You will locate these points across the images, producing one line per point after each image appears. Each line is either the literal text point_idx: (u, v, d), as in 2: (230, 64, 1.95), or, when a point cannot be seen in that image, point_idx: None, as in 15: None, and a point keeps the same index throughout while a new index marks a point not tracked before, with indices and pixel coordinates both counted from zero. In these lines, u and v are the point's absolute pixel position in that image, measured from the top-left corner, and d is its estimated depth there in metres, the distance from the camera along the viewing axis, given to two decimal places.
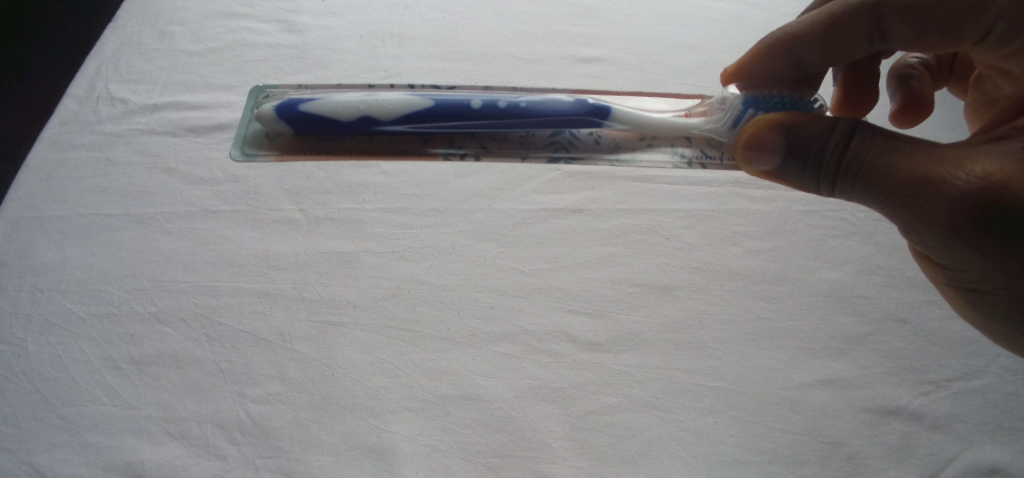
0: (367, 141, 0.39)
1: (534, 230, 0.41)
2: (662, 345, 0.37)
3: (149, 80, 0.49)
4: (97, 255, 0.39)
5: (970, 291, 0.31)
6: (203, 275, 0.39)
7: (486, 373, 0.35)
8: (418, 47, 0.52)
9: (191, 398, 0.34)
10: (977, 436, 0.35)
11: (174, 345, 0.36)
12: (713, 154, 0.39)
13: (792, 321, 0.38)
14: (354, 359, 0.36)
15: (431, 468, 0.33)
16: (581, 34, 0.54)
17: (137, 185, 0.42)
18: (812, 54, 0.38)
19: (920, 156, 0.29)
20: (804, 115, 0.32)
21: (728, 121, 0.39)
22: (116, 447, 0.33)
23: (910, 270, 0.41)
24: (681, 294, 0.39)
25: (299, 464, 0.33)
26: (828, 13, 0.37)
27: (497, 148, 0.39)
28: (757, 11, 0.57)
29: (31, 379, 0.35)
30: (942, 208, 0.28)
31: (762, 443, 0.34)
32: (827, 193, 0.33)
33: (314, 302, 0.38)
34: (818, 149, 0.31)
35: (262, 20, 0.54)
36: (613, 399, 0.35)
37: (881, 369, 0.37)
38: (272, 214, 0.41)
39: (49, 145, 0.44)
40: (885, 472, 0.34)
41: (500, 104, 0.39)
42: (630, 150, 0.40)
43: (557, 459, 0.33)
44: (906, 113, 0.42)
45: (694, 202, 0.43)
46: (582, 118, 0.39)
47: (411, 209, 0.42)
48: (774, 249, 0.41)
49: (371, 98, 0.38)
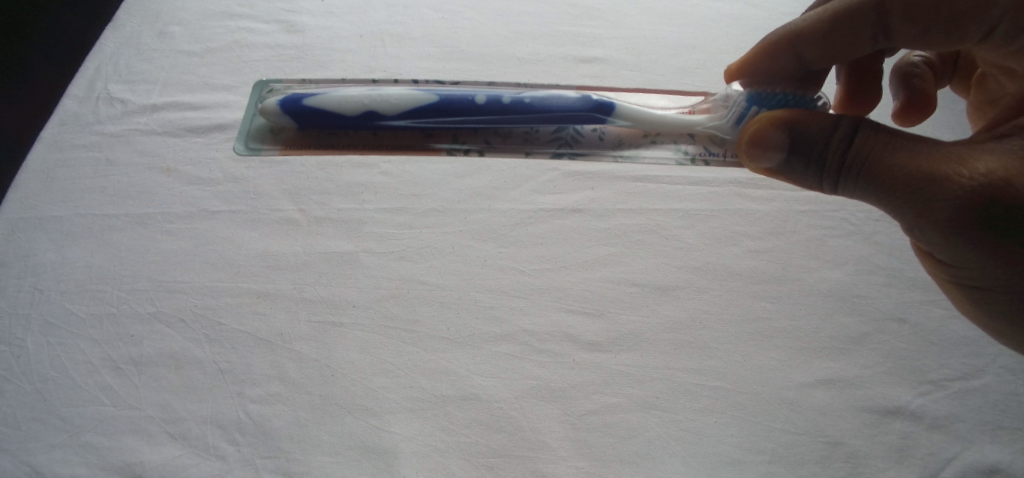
0: (371, 136, 0.40)
1: (534, 230, 0.41)
2: (663, 345, 0.37)
3: (149, 80, 0.49)
4: (97, 256, 0.39)
5: (972, 289, 0.31)
6: (202, 275, 0.39)
7: (486, 373, 0.35)
8: (417, 47, 0.52)
9: (191, 399, 0.34)
10: (976, 436, 0.35)
11: (174, 345, 0.36)
12: (716, 151, 0.39)
13: (791, 321, 0.38)
14: (354, 359, 0.36)
15: (431, 468, 0.33)
16: (581, 34, 0.54)
17: (136, 186, 0.42)
18: (816, 51, 0.38)
19: (923, 153, 0.29)
20: (807, 113, 0.32)
21: (732, 117, 0.39)
22: (116, 447, 0.33)
23: (910, 269, 0.41)
24: (681, 294, 0.39)
25: (299, 465, 0.33)
26: (833, 11, 0.36)
27: (502, 144, 0.40)
28: (757, 11, 0.57)
29: (31, 379, 0.35)
30: (944, 206, 0.28)
31: (762, 443, 0.34)
32: (830, 191, 0.33)
33: (314, 302, 0.38)
34: (822, 146, 0.31)
35: (262, 20, 0.54)
36: (613, 398, 0.35)
37: (881, 369, 0.37)
38: (272, 214, 0.41)
39: (49, 146, 0.44)
40: (885, 472, 0.34)
41: (504, 100, 0.38)
42: (634, 146, 0.40)
43: (557, 459, 0.33)
44: (907, 112, 0.42)
45: (694, 202, 0.43)
46: (586, 114, 0.39)
47: (411, 209, 0.42)
48: (774, 249, 0.41)
49: (376, 92, 0.38)
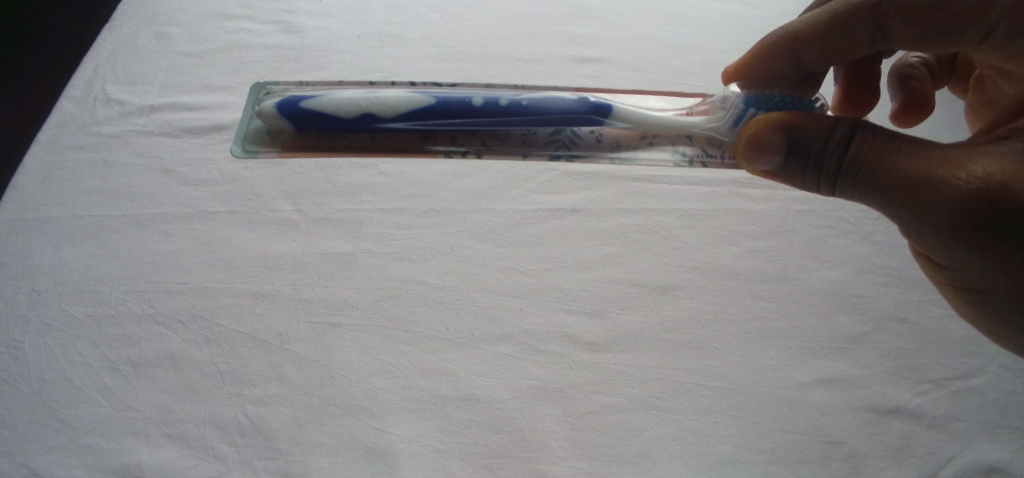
0: (370, 138, 0.39)
1: (533, 231, 0.41)
2: (662, 345, 0.37)
3: (147, 81, 0.49)
4: (96, 257, 0.39)
5: (971, 291, 0.31)
6: (201, 276, 0.39)
7: (486, 374, 0.35)
8: (417, 48, 0.52)
9: (190, 400, 0.34)
10: (976, 435, 0.35)
11: (173, 347, 0.36)
12: (713, 153, 0.39)
13: (791, 321, 0.38)
14: (354, 360, 0.36)
15: (430, 468, 0.33)
16: (580, 34, 0.54)
17: (135, 187, 0.42)
18: (813, 54, 0.38)
19: (920, 155, 0.29)
20: (805, 116, 0.32)
21: (729, 119, 0.39)
22: (115, 449, 0.33)
23: (909, 269, 0.41)
24: (680, 294, 0.39)
25: (298, 466, 0.33)
26: (831, 13, 0.36)
27: (500, 146, 0.40)
28: (755, 11, 0.57)
29: (29, 381, 0.35)
30: (943, 208, 0.28)
31: (762, 443, 0.34)
32: (827, 193, 0.33)
33: (313, 303, 0.38)
34: (819, 148, 0.31)
35: (260, 21, 0.54)
36: (613, 399, 0.35)
37: (881, 368, 0.37)
38: (271, 215, 0.41)
39: (46, 147, 0.44)
40: (885, 471, 0.34)
41: (501, 102, 0.38)
42: (631, 148, 0.40)
43: (557, 460, 0.33)
44: (905, 113, 0.42)
45: (693, 202, 0.43)
46: (584, 116, 0.39)
47: (410, 210, 0.42)
48: (774, 248, 0.41)
49: (373, 95, 0.38)
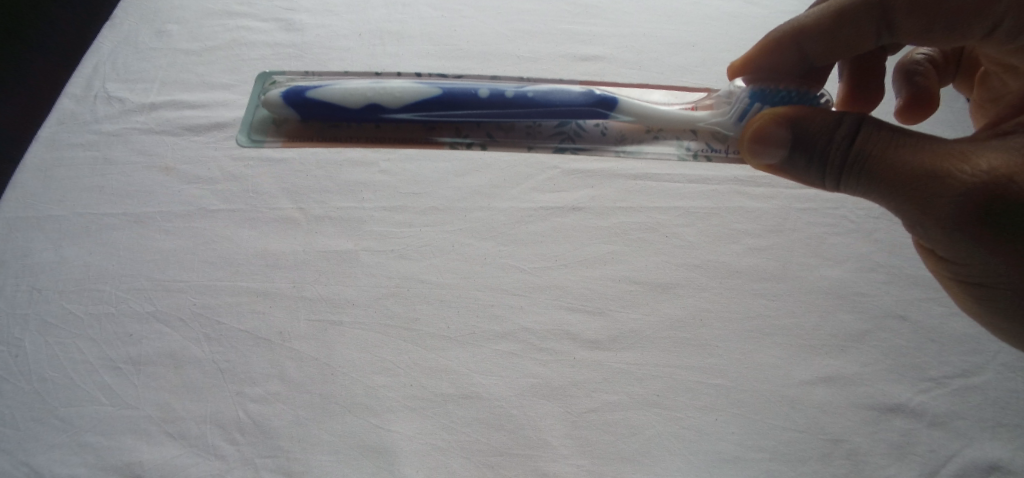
0: (375, 129, 0.40)
1: (534, 229, 0.41)
2: (663, 343, 0.37)
3: (148, 79, 0.49)
4: (96, 256, 0.39)
5: (974, 286, 0.31)
6: (202, 274, 0.39)
7: (486, 372, 0.35)
8: (417, 45, 0.52)
9: (191, 398, 0.34)
10: (977, 433, 0.35)
11: (174, 344, 0.36)
12: (718, 147, 0.39)
13: (792, 319, 0.38)
14: (355, 359, 0.35)
15: (430, 466, 0.33)
16: (581, 32, 0.54)
17: (135, 185, 0.42)
18: (818, 46, 0.38)
19: (925, 150, 0.29)
20: (809, 110, 0.32)
21: (734, 113, 0.39)
22: (116, 448, 0.33)
23: (910, 267, 0.41)
24: (681, 291, 0.39)
25: (299, 464, 0.33)
26: (835, 7, 0.36)
27: (506, 137, 0.40)
28: (756, 9, 0.57)
29: (29, 379, 0.35)
30: (947, 202, 0.28)
31: (762, 441, 0.34)
32: (832, 187, 0.33)
33: (314, 301, 0.37)
34: (825, 143, 0.31)
35: (260, 19, 0.53)
36: (613, 397, 0.35)
37: (881, 366, 0.37)
38: (271, 213, 0.41)
39: (45, 145, 0.44)
40: (885, 469, 0.34)
41: (508, 94, 0.39)
42: (636, 141, 0.40)
43: (558, 458, 0.33)
44: (909, 110, 0.42)
45: (693, 200, 0.43)
46: (588, 109, 0.39)
47: (410, 208, 0.42)
48: (774, 246, 0.41)
49: (379, 86, 0.39)
